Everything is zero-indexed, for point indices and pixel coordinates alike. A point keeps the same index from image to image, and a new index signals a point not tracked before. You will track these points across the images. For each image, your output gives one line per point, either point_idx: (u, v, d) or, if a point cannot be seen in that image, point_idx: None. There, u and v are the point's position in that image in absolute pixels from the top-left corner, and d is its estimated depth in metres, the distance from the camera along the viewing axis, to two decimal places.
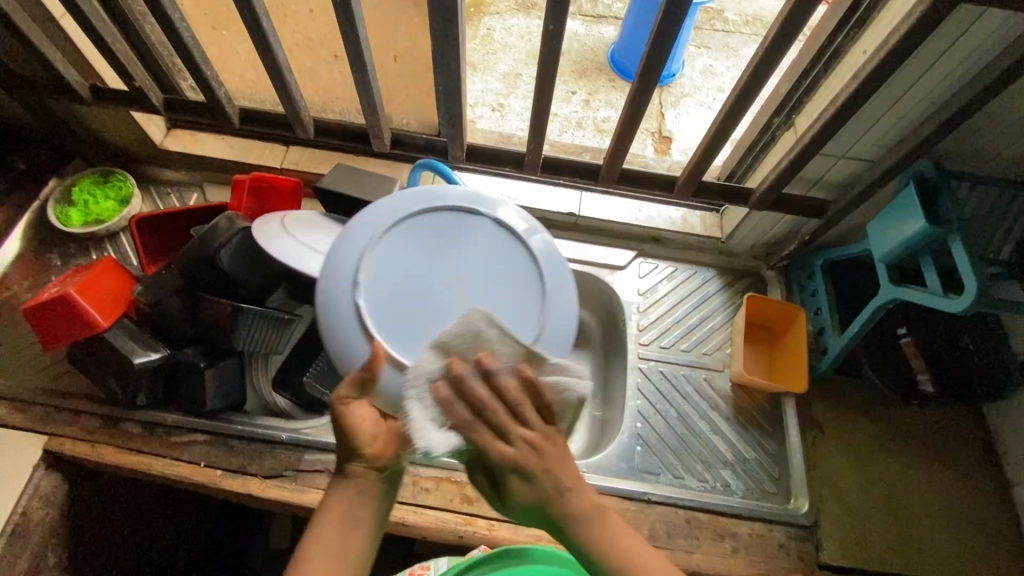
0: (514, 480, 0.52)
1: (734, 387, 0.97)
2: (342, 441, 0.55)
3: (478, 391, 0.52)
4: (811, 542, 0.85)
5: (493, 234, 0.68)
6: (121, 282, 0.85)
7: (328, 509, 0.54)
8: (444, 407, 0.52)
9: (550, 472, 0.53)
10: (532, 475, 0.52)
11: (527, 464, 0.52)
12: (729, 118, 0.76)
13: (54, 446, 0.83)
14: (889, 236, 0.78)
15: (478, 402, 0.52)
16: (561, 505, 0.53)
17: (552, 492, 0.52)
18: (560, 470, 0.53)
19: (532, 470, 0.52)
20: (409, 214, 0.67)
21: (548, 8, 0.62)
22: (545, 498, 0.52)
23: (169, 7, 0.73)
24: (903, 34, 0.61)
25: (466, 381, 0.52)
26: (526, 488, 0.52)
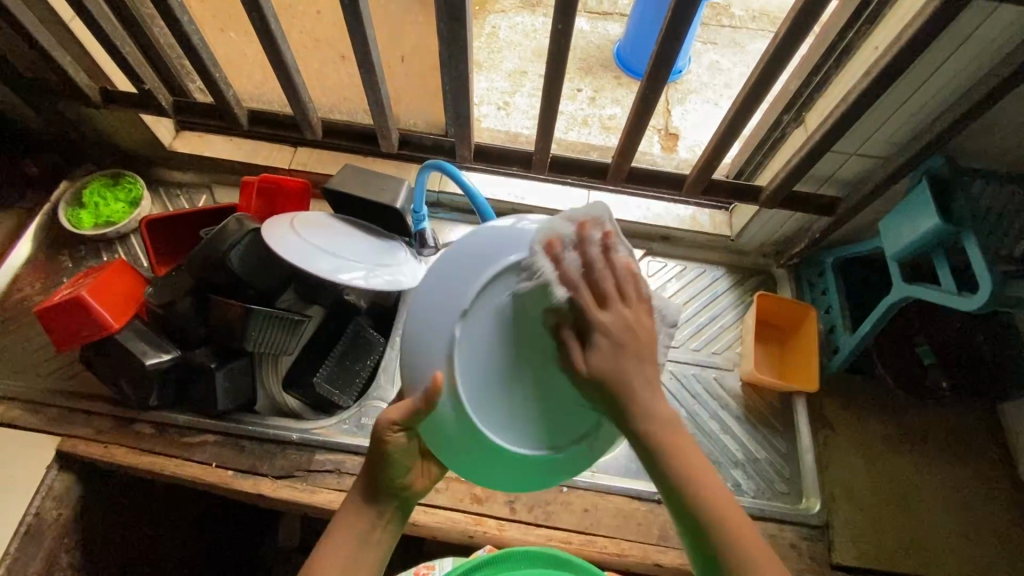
0: (597, 347, 0.48)
1: (745, 386, 0.96)
2: (376, 465, 0.56)
3: (594, 256, 0.50)
4: (823, 542, 0.84)
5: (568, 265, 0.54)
6: (132, 283, 0.86)
7: (344, 520, 0.55)
8: (557, 261, 0.50)
9: (633, 363, 0.48)
10: (620, 349, 0.48)
11: (614, 338, 0.48)
12: (739, 116, 0.75)
13: (67, 446, 0.84)
14: (901, 234, 0.78)
15: (588, 269, 0.50)
16: (641, 402, 0.48)
17: (634, 382, 0.48)
18: (647, 363, 0.49)
19: (621, 343, 0.48)
20: (485, 266, 0.52)
21: (557, 7, 0.62)
22: (621, 386, 0.48)
23: (178, 10, 0.73)
24: (916, 30, 0.60)
25: (587, 247, 0.50)
26: (608, 360, 0.48)
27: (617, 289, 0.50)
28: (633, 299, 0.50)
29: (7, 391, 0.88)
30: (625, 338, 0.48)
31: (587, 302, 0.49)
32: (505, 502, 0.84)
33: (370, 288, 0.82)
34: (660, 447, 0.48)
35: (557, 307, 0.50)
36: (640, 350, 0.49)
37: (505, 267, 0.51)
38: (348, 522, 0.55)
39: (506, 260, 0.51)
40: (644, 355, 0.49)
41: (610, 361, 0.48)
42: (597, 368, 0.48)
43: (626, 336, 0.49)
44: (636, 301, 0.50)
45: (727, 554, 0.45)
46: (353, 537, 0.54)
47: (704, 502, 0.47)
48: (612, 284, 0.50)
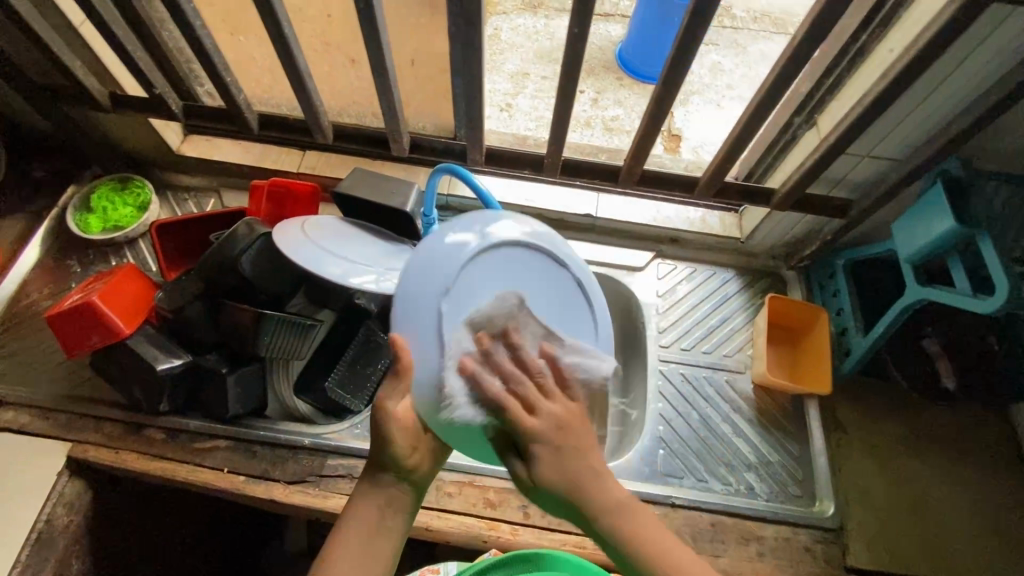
0: (538, 458, 0.51)
1: (757, 389, 0.96)
2: (380, 449, 0.52)
3: (507, 362, 0.54)
4: (838, 545, 0.84)
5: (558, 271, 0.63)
6: (142, 288, 0.86)
7: (356, 511, 0.52)
8: (474, 379, 0.53)
9: (577, 459, 0.52)
10: (558, 453, 0.52)
11: (549, 444, 0.52)
12: (753, 119, 0.75)
13: (78, 452, 0.84)
14: (916, 237, 0.77)
15: (508, 376, 0.54)
16: (595, 497, 0.51)
17: (585, 481, 0.51)
18: (587, 455, 0.52)
19: (558, 446, 0.52)
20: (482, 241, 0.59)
21: (574, 10, 0.62)
22: (571, 488, 0.51)
23: (191, 15, 0.73)
24: (933, 35, 0.60)
25: (497, 354, 0.54)
26: (551, 468, 0.51)
27: (539, 389, 0.54)
28: (555, 393, 0.54)
29: (17, 397, 0.87)
30: (559, 441, 0.52)
31: (516, 415, 0.52)
32: (518, 506, 0.83)
33: (380, 293, 0.81)
34: (620, 537, 0.51)
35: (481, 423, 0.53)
36: (581, 450, 0.52)
37: (494, 244, 0.59)
38: (360, 513, 0.52)
39: (499, 241, 0.60)
40: (582, 449, 0.53)
41: (555, 468, 0.51)
42: (544, 478, 0.51)
43: (562, 438, 0.52)
44: (559, 398, 0.54)
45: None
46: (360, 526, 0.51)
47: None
48: (532, 387, 0.54)
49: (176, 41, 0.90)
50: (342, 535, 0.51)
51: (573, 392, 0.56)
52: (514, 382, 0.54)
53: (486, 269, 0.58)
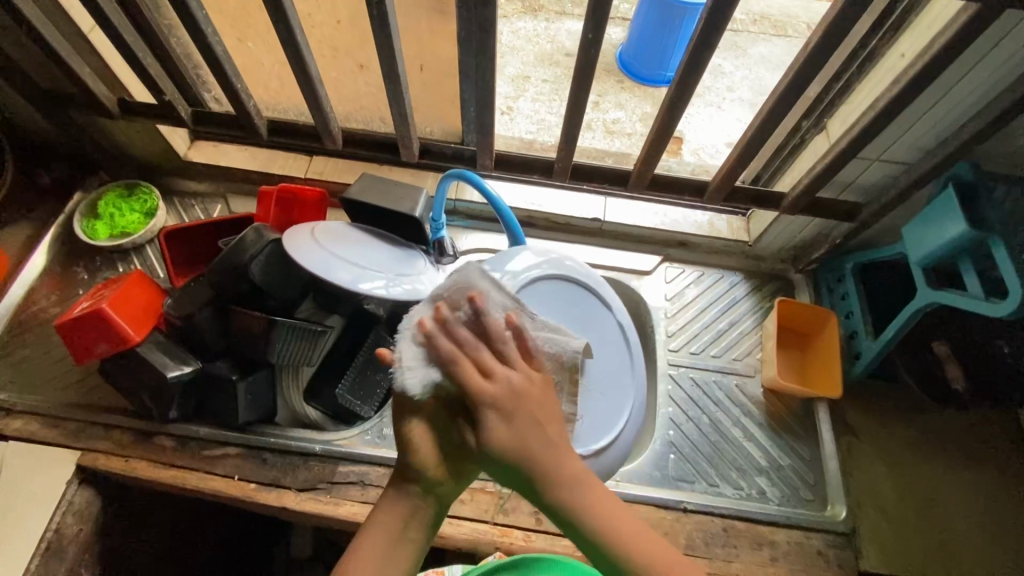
0: (490, 422, 0.48)
1: (767, 393, 0.96)
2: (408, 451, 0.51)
3: (466, 332, 0.51)
4: (851, 550, 0.84)
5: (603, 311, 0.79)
6: (152, 295, 0.85)
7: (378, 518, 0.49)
8: (430, 342, 0.51)
9: (529, 425, 0.48)
10: (510, 420, 0.48)
11: (500, 409, 0.48)
12: (765, 124, 0.75)
13: (88, 461, 0.83)
14: (927, 240, 0.78)
15: (467, 344, 0.51)
16: (548, 467, 0.47)
17: (538, 450, 0.48)
18: (544, 426, 0.49)
19: (508, 411, 0.48)
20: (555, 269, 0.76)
21: (588, 16, 0.62)
22: (520, 453, 0.48)
23: (202, 21, 0.73)
24: (947, 40, 0.60)
25: (455, 323, 0.51)
26: (503, 433, 0.48)
27: (495, 354, 0.51)
28: (513, 360, 0.51)
29: (26, 405, 0.87)
30: (512, 408, 0.49)
31: (468, 378, 0.49)
32: (531, 512, 0.83)
33: (389, 299, 0.82)
34: (577, 514, 0.47)
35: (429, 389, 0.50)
36: (534, 418, 0.49)
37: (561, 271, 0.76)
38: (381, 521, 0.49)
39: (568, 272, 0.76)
40: (538, 416, 0.49)
41: (508, 434, 0.48)
42: (494, 444, 0.48)
43: (511, 405, 0.49)
44: (519, 365, 0.51)
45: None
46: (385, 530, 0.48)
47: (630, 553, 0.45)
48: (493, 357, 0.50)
49: (184, 47, 0.90)
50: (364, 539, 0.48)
51: (535, 362, 0.52)
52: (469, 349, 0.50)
53: (546, 291, 0.74)
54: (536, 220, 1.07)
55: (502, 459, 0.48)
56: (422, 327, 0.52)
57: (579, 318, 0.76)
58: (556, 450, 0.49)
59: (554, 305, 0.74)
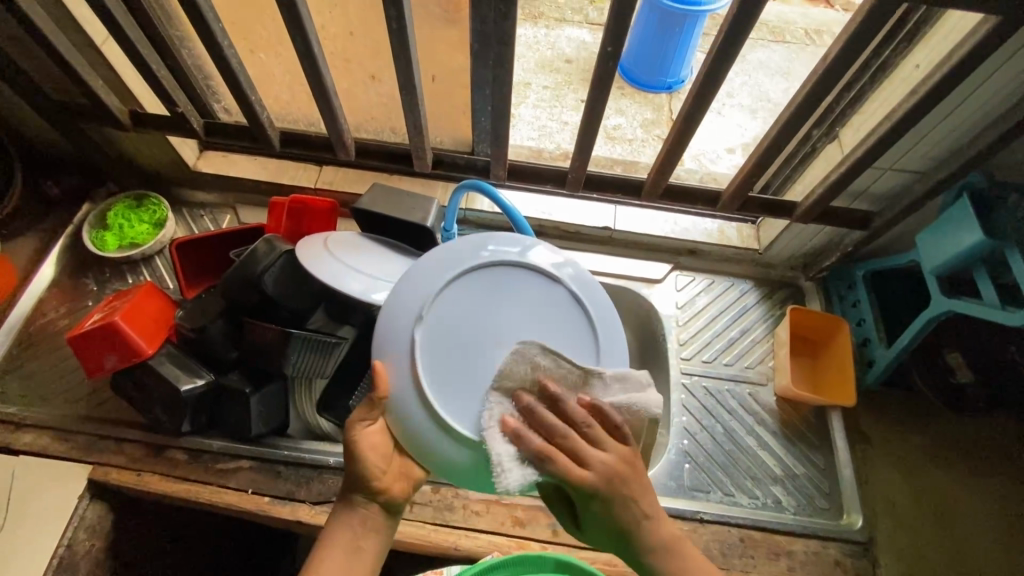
0: (595, 507, 0.55)
1: (780, 401, 0.96)
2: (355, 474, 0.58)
3: (553, 420, 0.54)
4: (868, 559, 0.83)
5: (558, 291, 0.62)
6: (163, 307, 0.85)
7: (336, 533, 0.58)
8: (520, 438, 0.53)
9: (632, 497, 0.55)
10: (611, 502, 0.54)
11: (602, 495, 0.54)
12: (779, 135, 0.75)
13: (99, 475, 0.82)
14: (941, 249, 0.78)
15: (554, 433, 0.53)
16: (647, 536, 0.56)
17: (637, 524, 0.56)
18: (641, 499, 0.56)
19: (610, 495, 0.54)
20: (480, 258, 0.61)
21: (608, 28, 0.62)
22: (624, 523, 0.55)
23: (218, 34, 0.73)
24: (965, 53, 0.60)
25: (542, 411, 0.54)
26: (610, 507, 0.55)
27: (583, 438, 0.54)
28: (603, 440, 0.54)
29: (35, 419, 0.86)
30: (611, 486, 0.54)
31: (567, 471, 0.53)
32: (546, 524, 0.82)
33: None
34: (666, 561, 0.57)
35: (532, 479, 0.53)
36: (629, 497, 0.55)
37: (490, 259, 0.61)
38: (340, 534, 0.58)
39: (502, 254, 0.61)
40: (633, 491, 0.55)
41: (612, 510, 0.55)
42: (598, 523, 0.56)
43: (611, 486, 0.54)
44: (608, 447, 0.54)
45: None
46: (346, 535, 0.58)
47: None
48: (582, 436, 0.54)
49: (196, 59, 0.90)
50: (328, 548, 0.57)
51: (622, 432, 0.55)
52: (557, 436, 0.54)
53: (475, 287, 0.60)
54: (545, 229, 1.07)
55: (602, 524, 0.56)
56: (508, 424, 0.54)
57: (572, 326, 0.61)
58: (654, 520, 0.57)
59: (487, 302, 0.59)
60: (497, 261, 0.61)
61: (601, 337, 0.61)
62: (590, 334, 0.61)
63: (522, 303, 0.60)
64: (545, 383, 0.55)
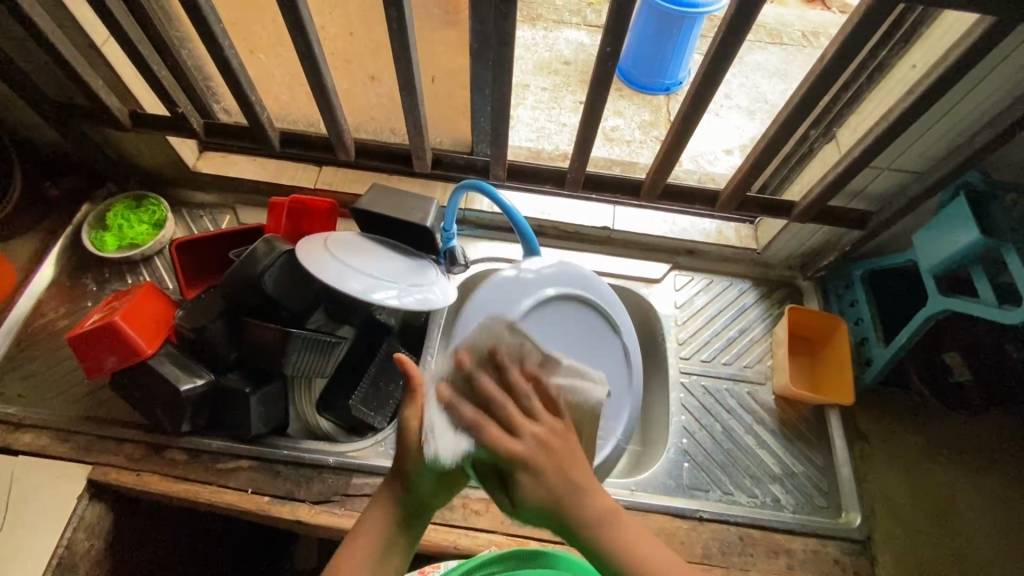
0: (523, 482, 0.46)
1: (778, 399, 0.96)
2: (404, 468, 0.52)
3: (490, 384, 0.50)
4: (866, 557, 0.84)
5: (610, 338, 0.80)
6: (163, 307, 0.85)
7: (365, 527, 0.52)
8: (451, 407, 0.50)
9: (563, 476, 0.47)
10: (540, 476, 0.46)
11: (530, 468, 0.46)
12: (777, 134, 0.76)
13: (99, 475, 0.82)
14: (938, 248, 0.78)
15: (489, 397, 0.49)
16: (576, 510, 0.47)
17: (563, 496, 0.46)
18: (576, 473, 0.48)
19: (538, 470, 0.46)
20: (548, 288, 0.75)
21: (608, 29, 0.62)
22: (555, 507, 0.46)
23: (220, 35, 0.73)
24: (961, 53, 0.61)
25: (479, 375, 0.51)
26: (538, 490, 0.46)
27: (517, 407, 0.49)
28: (536, 411, 0.49)
29: (34, 419, 0.86)
30: (543, 463, 0.47)
31: (494, 437, 0.47)
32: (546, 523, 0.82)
33: (403, 309, 0.81)
34: (618, 557, 0.47)
35: (465, 456, 0.48)
36: (559, 467, 0.47)
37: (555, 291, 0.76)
38: (368, 528, 0.52)
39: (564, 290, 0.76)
40: (569, 466, 0.47)
41: (538, 487, 0.46)
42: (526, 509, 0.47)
43: (544, 462, 0.47)
44: (544, 418, 0.49)
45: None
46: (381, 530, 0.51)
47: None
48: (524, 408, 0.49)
49: (196, 59, 0.91)
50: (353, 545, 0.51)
51: (561, 413, 0.50)
52: (491, 407, 0.49)
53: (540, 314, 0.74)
54: (544, 229, 1.07)
55: (533, 509, 0.47)
56: (442, 392, 0.51)
57: (610, 363, 0.80)
58: (590, 496, 0.47)
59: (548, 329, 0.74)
60: (559, 294, 0.76)
61: (634, 375, 0.81)
62: (627, 372, 0.81)
63: (575, 332, 0.77)
64: (493, 353, 0.53)
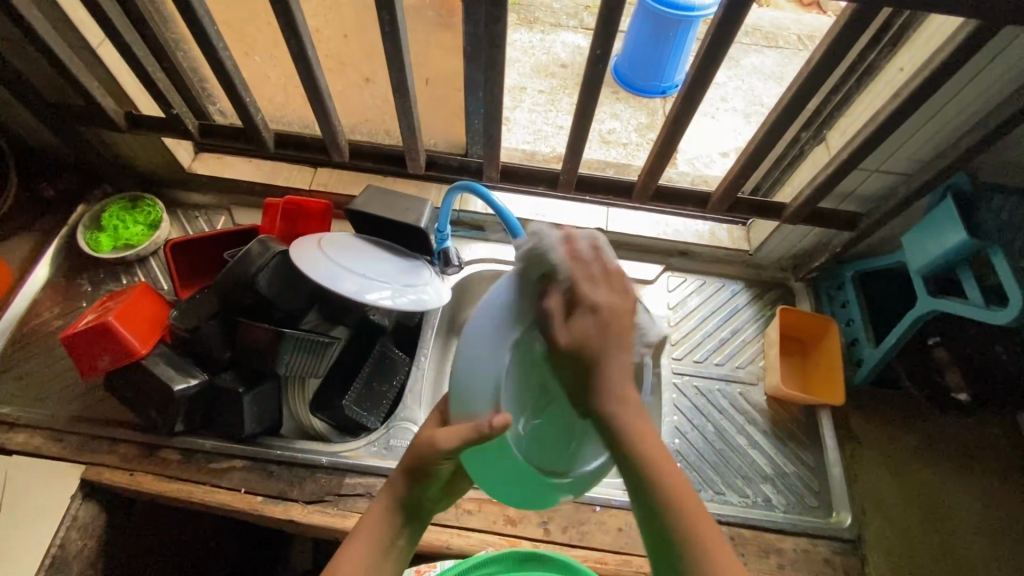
0: (583, 323, 0.51)
1: (770, 400, 0.97)
2: (414, 475, 0.53)
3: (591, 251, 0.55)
4: (857, 557, 0.84)
5: None
6: (157, 307, 0.85)
7: (369, 522, 0.54)
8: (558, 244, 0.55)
9: (618, 338, 0.51)
10: (604, 326, 0.51)
11: (600, 316, 0.51)
12: (766, 136, 0.76)
13: (92, 475, 0.82)
14: (928, 249, 0.79)
15: (581, 256, 0.54)
16: (605, 372, 0.50)
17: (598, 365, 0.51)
18: (622, 347, 0.51)
19: (605, 321, 0.51)
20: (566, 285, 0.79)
21: (597, 32, 0.63)
22: (594, 357, 0.50)
23: (214, 38, 0.74)
24: (946, 56, 0.62)
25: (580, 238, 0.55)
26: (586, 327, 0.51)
27: (605, 274, 0.54)
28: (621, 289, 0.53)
29: (29, 419, 0.86)
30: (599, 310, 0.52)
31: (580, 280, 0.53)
32: (538, 523, 0.83)
33: (396, 309, 0.82)
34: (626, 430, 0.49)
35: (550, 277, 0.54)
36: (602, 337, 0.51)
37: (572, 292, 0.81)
38: (371, 524, 0.54)
39: None
40: (624, 337, 0.51)
41: (592, 332, 0.51)
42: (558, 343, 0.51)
43: (606, 317, 0.51)
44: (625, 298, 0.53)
45: (682, 538, 0.46)
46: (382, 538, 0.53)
47: (649, 462, 0.48)
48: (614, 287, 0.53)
49: (191, 61, 0.91)
50: (355, 541, 0.53)
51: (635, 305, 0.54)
52: (582, 263, 0.54)
53: None
54: None
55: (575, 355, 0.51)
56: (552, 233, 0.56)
57: None
58: (618, 374, 0.51)
59: None
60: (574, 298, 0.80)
61: None
62: None
63: None
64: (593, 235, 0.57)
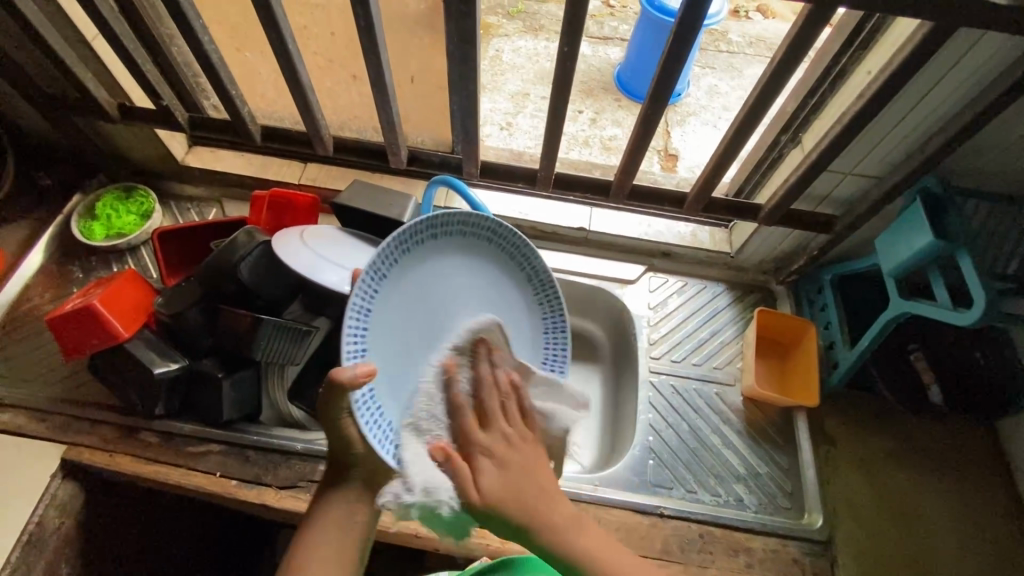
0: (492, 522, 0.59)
1: (746, 402, 0.97)
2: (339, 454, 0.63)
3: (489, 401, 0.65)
4: (827, 558, 0.84)
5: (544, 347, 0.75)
6: (143, 293, 0.87)
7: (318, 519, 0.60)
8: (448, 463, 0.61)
9: (519, 472, 0.61)
10: (501, 462, 0.62)
11: (495, 460, 0.61)
12: (737, 136, 0.78)
13: (72, 455, 0.85)
14: (897, 252, 0.80)
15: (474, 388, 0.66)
16: (545, 517, 0.59)
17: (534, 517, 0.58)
18: (532, 477, 0.62)
19: (501, 459, 0.62)
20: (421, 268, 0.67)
21: (563, 30, 0.65)
22: (515, 503, 0.59)
23: (199, 30, 0.76)
24: (905, 58, 0.63)
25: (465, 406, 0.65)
26: (495, 482, 0.60)
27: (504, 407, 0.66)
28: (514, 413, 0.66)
29: (13, 399, 0.89)
30: (504, 458, 0.62)
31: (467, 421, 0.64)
32: None
33: None
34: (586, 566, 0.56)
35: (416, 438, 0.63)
36: (536, 487, 0.61)
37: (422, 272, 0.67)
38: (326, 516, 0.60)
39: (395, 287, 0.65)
40: (526, 466, 0.62)
41: (500, 481, 0.60)
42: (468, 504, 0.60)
43: (507, 451, 0.63)
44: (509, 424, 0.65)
45: None
46: (333, 508, 0.60)
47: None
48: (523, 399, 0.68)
49: (184, 55, 0.94)
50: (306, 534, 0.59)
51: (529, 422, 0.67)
52: (491, 393, 0.66)
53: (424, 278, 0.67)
54: (523, 229, 1.10)
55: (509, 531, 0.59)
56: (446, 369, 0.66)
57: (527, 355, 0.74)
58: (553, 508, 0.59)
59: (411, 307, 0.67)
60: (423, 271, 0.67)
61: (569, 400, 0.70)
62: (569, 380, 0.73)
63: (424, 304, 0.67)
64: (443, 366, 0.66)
